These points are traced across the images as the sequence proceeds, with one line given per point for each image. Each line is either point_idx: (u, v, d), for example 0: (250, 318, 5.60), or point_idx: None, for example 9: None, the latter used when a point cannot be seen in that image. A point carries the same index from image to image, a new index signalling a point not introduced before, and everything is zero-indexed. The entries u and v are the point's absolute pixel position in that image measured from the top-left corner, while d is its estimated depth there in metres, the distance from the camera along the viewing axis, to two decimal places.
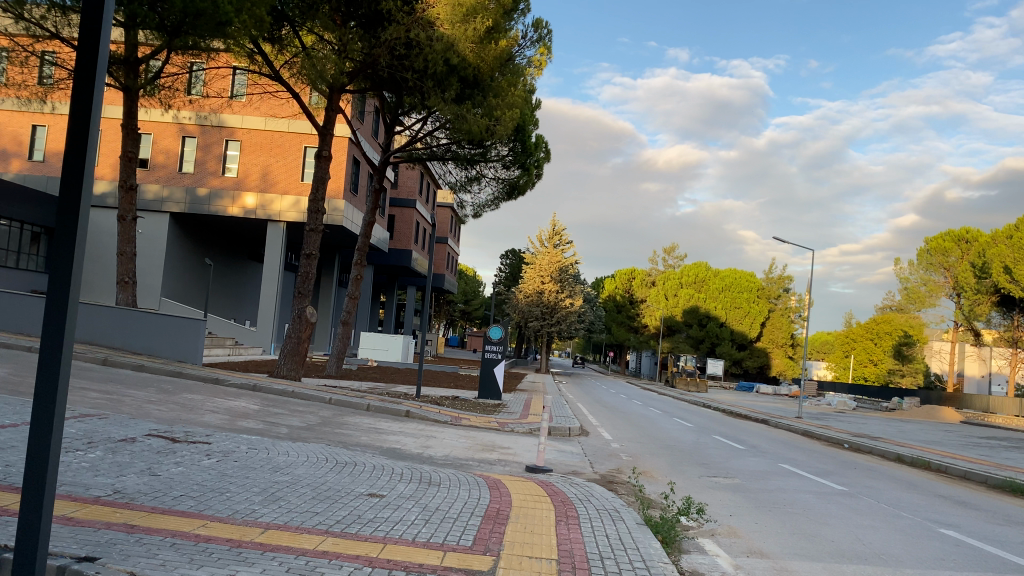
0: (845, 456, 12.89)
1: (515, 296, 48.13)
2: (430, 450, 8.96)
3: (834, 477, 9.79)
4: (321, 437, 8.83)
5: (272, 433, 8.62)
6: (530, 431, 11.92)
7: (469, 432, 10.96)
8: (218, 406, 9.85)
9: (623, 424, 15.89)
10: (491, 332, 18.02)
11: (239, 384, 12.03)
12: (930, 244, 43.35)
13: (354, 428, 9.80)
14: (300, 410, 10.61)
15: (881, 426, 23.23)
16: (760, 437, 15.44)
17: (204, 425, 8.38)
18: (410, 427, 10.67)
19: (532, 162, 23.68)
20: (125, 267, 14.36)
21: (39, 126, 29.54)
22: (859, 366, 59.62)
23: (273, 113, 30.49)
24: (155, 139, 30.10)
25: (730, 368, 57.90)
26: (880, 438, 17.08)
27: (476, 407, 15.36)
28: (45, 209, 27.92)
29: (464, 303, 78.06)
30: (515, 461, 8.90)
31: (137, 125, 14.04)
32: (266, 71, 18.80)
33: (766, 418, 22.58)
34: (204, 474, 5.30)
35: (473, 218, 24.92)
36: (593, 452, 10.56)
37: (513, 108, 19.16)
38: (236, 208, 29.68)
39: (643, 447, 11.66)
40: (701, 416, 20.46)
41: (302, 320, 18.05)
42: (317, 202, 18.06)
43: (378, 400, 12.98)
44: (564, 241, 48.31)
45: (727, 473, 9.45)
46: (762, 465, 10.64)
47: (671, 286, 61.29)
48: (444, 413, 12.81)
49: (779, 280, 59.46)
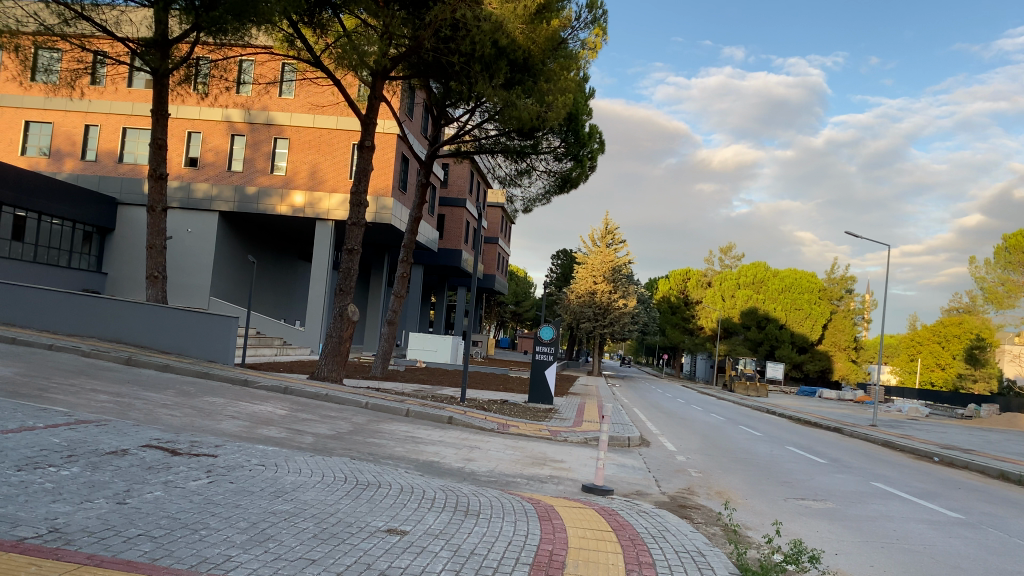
0: (941, 473, 11.37)
1: (567, 296, 46.86)
2: (471, 465, 7.84)
3: (942, 501, 8.33)
4: (352, 448, 7.80)
5: (293, 443, 7.63)
6: (585, 442, 10.72)
7: (517, 443, 9.83)
8: (240, 411, 8.91)
9: (685, 432, 14.61)
10: (541, 332, 16.85)
11: (269, 386, 11.12)
12: (1010, 241, 40.66)
13: (388, 437, 8.75)
14: (331, 416, 9.63)
15: (964, 436, 21.30)
16: (839, 449, 13.97)
17: (217, 434, 7.42)
18: (451, 435, 9.58)
19: (585, 153, 22.37)
20: (155, 260, 13.60)
21: (91, 126, 29.31)
22: (926, 371, 58.37)
23: (321, 109, 29.68)
24: (204, 137, 29.69)
25: (790, 372, 55.75)
26: (972, 451, 15.40)
27: (527, 412, 14.22)
28: (96, 208, 27.68)
29: (514, 305, 77.17)
30: (569, 478, 7.74)
31: (168, 111, 13.36)
32: (304, 54, 17.94)
33: (838, 426, 20.93)
34: (186, 502, 4.26)
35: (523, 213, 23.69)
36: (657, 467, 9.34)
37: (567, 93, 18.02)
38: (284, 207, 29.28)
39: (712, 461, 10.37)
40: (768, 424, 19.00)
41: (343, 318, 17.09)
42: (358, 194, 17.10)
43: (418, 405, 11.93)
44: (617, 240, 46.82)
45: (816, 494, 8.11)
46: (851, 483, 9.26)
47: (728, 287, 59.54)
48: (489, 420, 11.66)
49: (842, 281, 56.54)
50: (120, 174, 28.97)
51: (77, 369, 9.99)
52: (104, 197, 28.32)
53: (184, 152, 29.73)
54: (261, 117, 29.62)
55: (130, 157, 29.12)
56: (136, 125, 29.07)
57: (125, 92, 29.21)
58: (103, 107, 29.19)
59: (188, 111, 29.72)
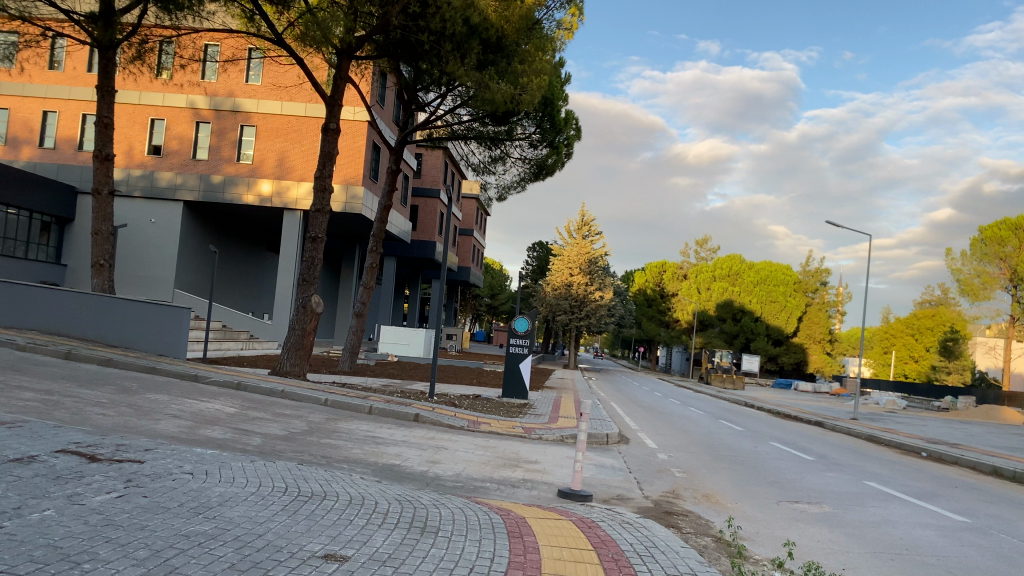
0: (932, 470, 10.88)
1: (542, 289, 46.23)
2: (436, 468, 7.14)
3: (943, 502, 7.77)
4: (304, 451, 7.06)
5: (238, 446, 6.87)
6: (561, 440, 10.05)
7: (487, 441, 9.14)
8: (183, 410, 8.13)
9: (664, 428, 14.03)
10: (516, 324, 16.18)
11: (220, 381, 10.34)
12: (985, 233, 40.66)
13: (346, 438, 8.01)
14: (285, 414, 8.87)
15: (944, 429, 20.97)
16: (823, 445, 13.47)
17: (151, 436, 6.64)
18: (416, 435, 8.87)
19: (562, 140, 21.64)
20: (101, 248, 12.69)
21: (50, 113, 28.16)
22: (899, 363, 58.71)
23: (291, 96, 28.71)
24: (168, 124, 28.63)
25: (765, 365, 55.75)
26: (956, 445, 15.01)
27: (500, 408, 13.55)
28: (55, 196, 26.47)
29: (490, 298, 76.55)
30: (543, 482, 7.06)
31: (112, 87, 12.48)
32: (266, 33, 17.05)
33: (818, 420, 20.51)
34: (78, 525, 3.50)
35: (498, 201, 22.96)
36: (639, 467, 8.69)
37: (542, 75, 17.31)
38: (250, 196, 28.22)
39: (696, 459, 9.75)
40: (748, 419, 18.54)
41: (307, 310, 16.30)
42: (323, 179, 16.29)
43: (382, 401, 11.21)
44: (593, 232, 46.22)
45: (810, 496, 7.51)
46: (844, 483, 8.67)
47: (704, 279, 58.97)
48: (459, 416, 10.96)
49: (816, 274, 57.08)
50: (80, 163, 27.78)
51: (8, 365, 9.12)
52: (63, 185, 27.11)
53: (148, 140, 28.65)
54: (228, 104, 28.61)
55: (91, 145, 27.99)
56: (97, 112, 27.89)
57: (84, 77, 28.05)
58: (61, 93, 28.02)
59: (151, 97, 28.68)
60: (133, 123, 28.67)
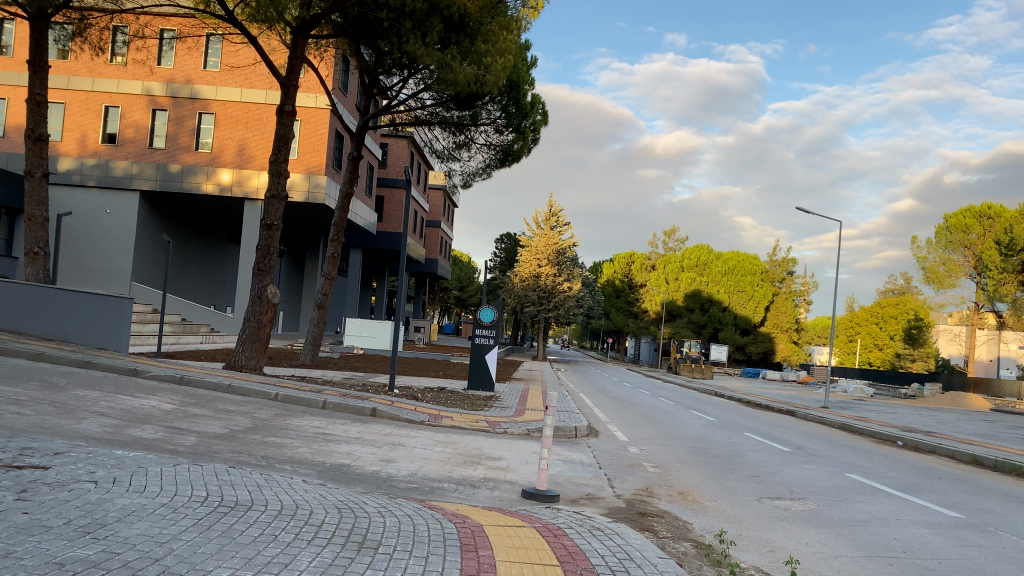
0: (910, 460, 10.53)
1: (510, 280, 45.69)
2: (389, 468, 6.52)
3: (930, 496, 7.36)
4: (243, 451, 6.41)
5: (168, 446, 6.19)
6: (528, 434, 9.49)
7: (449, 437, 8.56)
8: (113, 407, 7.39)
9: (635, 419, 13.56)
10: (481, 314, 15.60)
11: (162, 375, 9.60)
12: (950, 221, 40.90)
13: (293, 436, 7.37)
14: (228, 411, 8.18)
15: (913, 416, 20.85)
16: (797, 434, 13.10)
17: (69, 438, 5.92)
18: (372, 431, 8.24)
19: (528, 125, 21.00)
20: (35, 234, 11.84)
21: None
22: (864, 351, 59.20)
23: (250, 83, 27.78)
24: (123, 112, 27.46)
25: (733, 354, 55.78)
26: (931, 433, 14.74)
27: (465, 400, 12.97)
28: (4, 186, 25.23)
29: (459, 290, 75.81)
30: (505, 480, 6.50)
31: (46, 63, 11.67)
32: (221, 13, 16.19)
33: (790, 409, 20.21)
34: None
35: (463, 188, 22.26)
36: (610, 461, 8.17)
37: (507, 55, 16.64)
38: (210, 185, 27.33)
39: (670, 453, 9.25)
40: (720, 409, 18.14)
41: (262, 301, 15.55)
42: (279, 163, 15.53)
43: (337, 395, 10.54)
44: (562, 222, 45.76)
45: (792, 492, 7.04)
46: (825, 476, 8.24)
47: (672, 269, 58.79)
48: (419, 410, 10.33)
49: (783, 264, 57.46)
50: None
51: None
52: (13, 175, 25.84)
53: (101, 128, 27.41)
54: (185, 91, 27.57)
55: None
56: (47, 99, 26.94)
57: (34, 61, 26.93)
58: (9, 79, 26.81)
59: (105, 83, 27.46)
60: (86, 109, 27.34)
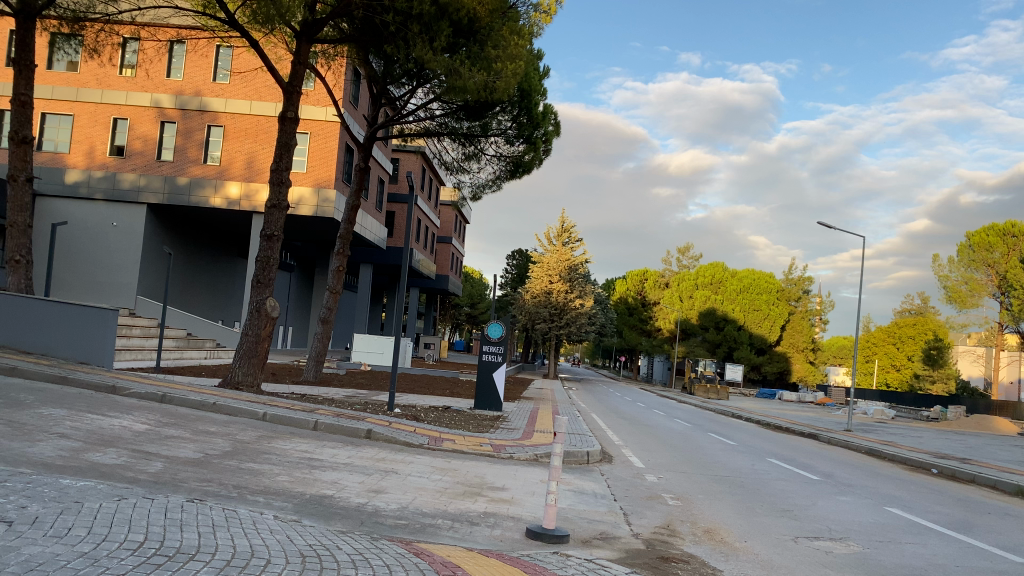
0: (951, 491, 9.72)
1: (522, 296, 44.98)
2: (377, 501, 5.78)
3: (987, 536, 6.56)
4: (213, 479, 5.67)
5: (128, 474, 5.47)
6: (536, 460, 8.74)
7: (449, 463, 7.83)
8: (78, 428, 6.69)
9: (650, 443, 12.77)
10: (489, 329, 14.87)
11: (142, 392, 8.93)
12: (973, 239, 39.87)
13: (275, 462, 6.64)
14: (208, 433, 7.48)
15: (941, 441, 19.93)
16: (825, 461, 12.28)
17: (13, 464, 5.21)
18: (364, 456, 7.53)
19: (540, 135, 20.14)
20: (16, 241, 11.24)
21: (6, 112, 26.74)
22: (881, 372, 58.04)
23: (260, 95, 27.30)
24: (131, 124, 27.00)
25: (748, 374, 54.74)
26: (965, 460, 13.86)
27: (470, 421, 12.23)
28: None
29: (470, 307, 75.19)
30: (508, 515, 5.76)
31: (32, 62, 11.16)
32: (224, 18, 15.61)
33: (813, 432, 19.30)
34: None
35: (472, 201, 21.55)
36: (626, 492, 7.42)
37: (518, 61, 15.92)
38: (218, 199, 26.83)
39: (692, 482, 8.47)
40: (740, 432, 17.28)
41: (260, 314, 14.92)
42: (279, 172, 14.94)
43: (332, 415, 9.80)
44: (574, 239, 45.06)
45: (834, 532, 6.24)
46: (865, 511, 7.45)
47: (686, 288, 57.91)
48: (419, 432, 9.60)
49: (799, 282, 55.19)
50: (37, 164, 26.73)
51: None
52: None
53: (109, 140, 26.95)
54: (195, 103, 27.12)
55: (49, 145, 26.99)
56: (56, 111, 26.91)
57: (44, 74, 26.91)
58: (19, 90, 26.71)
59: (114, 95, 27.01)
60: (95, 122, 26.92)
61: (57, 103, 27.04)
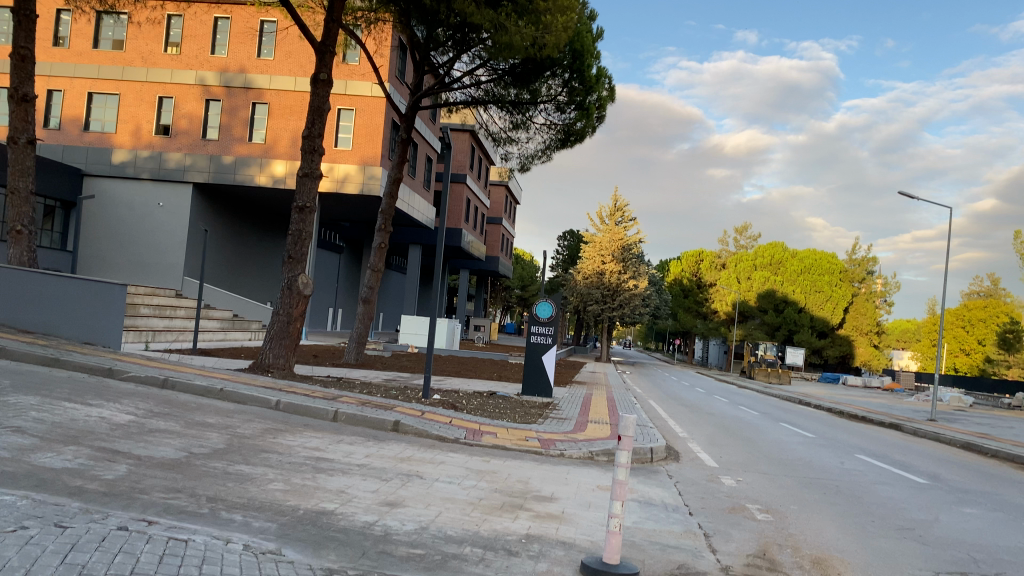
0: None
1: (573, 277, 43.58)
2: (391, 519, 4.51)
3: None
4: (184, 490, 4.48)
5: (80, 483, 4.29)
6: (591, 458, 7.44)
7: (488, 463, 6.57)
8: (43, 420, 5.58)
9: (718, 435, 11.37)
10: (538, 309, 13.65)
11: (141, 376, 7.89)
12: None
13: (274, 464, 5.44)
14: (204, 426, 6.34)
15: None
16: (921, 457, 10.74)
17: None
18: (385, 455, 6.29)
19: (593, 101, 18.58)
20: (18, 209, 10.41)
21: (54, 92, 26.43)
22: (950, 357, 55.03)
23: (304, 70, 26.21)
24: (177, 103, 26.22)
25: (809, 358, 52.42)
26: None
27: (517, 409, 10.95)
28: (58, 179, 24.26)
29: (520, 290, 74.09)
30: (556, 540, 4.45)
31: (36, 13, 10.25)
32: None
33: (893, 422, 17.59)
34: None
35: (520, 172, 20.19)
36: (703, 502, 6.06)
37: (569, 13, 14.39)
38: (263, 177, 25.85)
39: (781, 488, 7.05)
40: (814, 421, 15.74)
41: (293, 292, 13.86)
42: (312, 139, 13.74)
43: (358, 403, 8.60)
44: (627, 218, 43.29)
45: (983, 565, 4.76)
46: (1004, 530, 5.97)
47: (745, 269, 55.74)
48: (456, 424, 8.35)
49: (862, 263, 52.89)
50: (85, 144, 26.17)
51: None
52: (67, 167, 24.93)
53: (155, 119, 26.22)
54: (239, 80, 26.22)
55: (96, 125, 26.39)
56: (103, 90, 26.32)
57: (90, 53, 26.34)
58: (65, 70, 26.29)
59: (159, 73, 26.25)
60: (140, 101, 26.22)
61: (104, 83, 26.34)
